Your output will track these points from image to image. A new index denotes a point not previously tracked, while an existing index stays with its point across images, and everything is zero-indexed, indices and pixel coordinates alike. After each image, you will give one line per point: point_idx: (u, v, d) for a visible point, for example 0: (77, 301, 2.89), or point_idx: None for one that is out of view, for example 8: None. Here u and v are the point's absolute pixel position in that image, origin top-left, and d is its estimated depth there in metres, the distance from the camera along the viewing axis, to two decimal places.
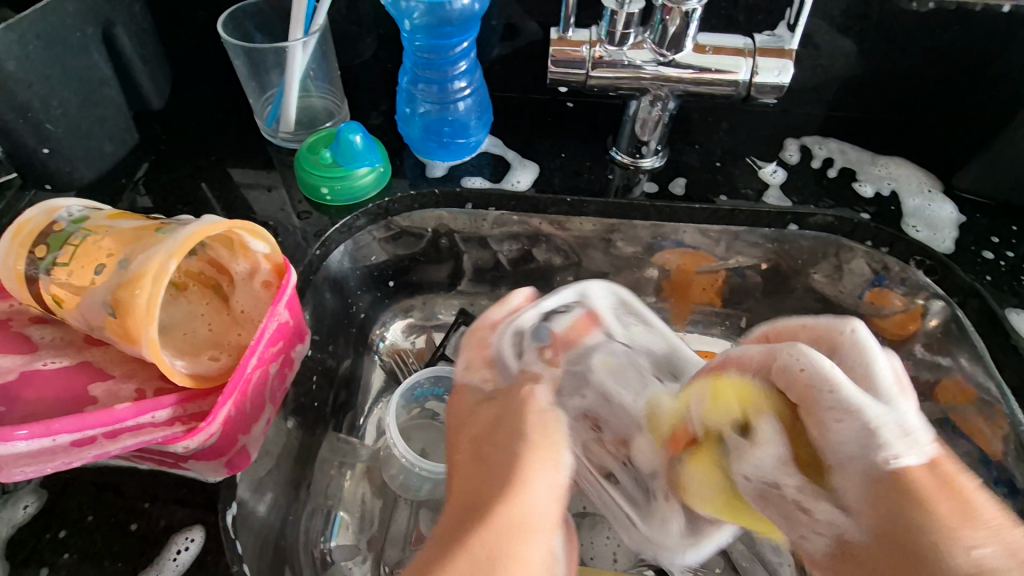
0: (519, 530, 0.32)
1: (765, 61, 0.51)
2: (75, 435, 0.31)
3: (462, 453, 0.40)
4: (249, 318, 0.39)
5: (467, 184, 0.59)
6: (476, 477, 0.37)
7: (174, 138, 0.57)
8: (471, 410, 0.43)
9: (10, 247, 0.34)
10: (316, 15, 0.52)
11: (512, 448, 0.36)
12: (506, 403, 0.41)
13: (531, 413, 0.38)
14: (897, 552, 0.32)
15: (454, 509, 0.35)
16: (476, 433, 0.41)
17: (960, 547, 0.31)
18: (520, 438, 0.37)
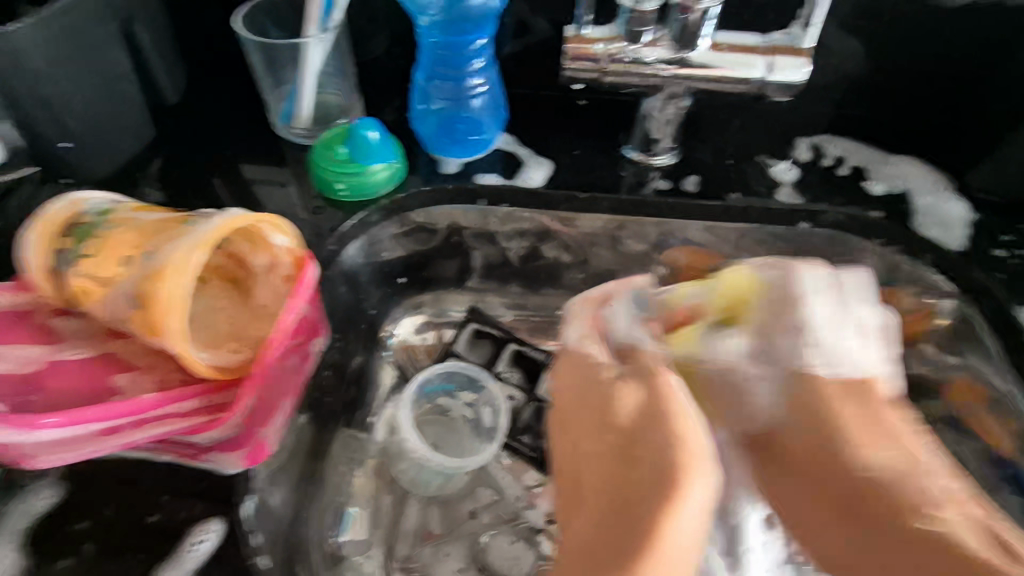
0: (679, 561, 0.30)
1: (781, 59, 0.51)
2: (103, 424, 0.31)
3: (589, 453, 0.38)
4: (268, 312, 0.39)
5: (480, 180, 0.59)
6: (614, 496, 0.35)
7: (188, 133, 0.58)
8: (589, 395, 0.40)
9: (35, 238, 0.34)
10: (333, 11, 0.52)
11: (657, 465, 0.34)
12: (645, 400, 0.38)
13: (677, 416, 0.36)
14: (810, 429, 0.39)
15: (595, 529, 0.34)
16: (591, 429, 0.39)
17: (862, 458, 0.37)
18: (669, 454, 0.34)
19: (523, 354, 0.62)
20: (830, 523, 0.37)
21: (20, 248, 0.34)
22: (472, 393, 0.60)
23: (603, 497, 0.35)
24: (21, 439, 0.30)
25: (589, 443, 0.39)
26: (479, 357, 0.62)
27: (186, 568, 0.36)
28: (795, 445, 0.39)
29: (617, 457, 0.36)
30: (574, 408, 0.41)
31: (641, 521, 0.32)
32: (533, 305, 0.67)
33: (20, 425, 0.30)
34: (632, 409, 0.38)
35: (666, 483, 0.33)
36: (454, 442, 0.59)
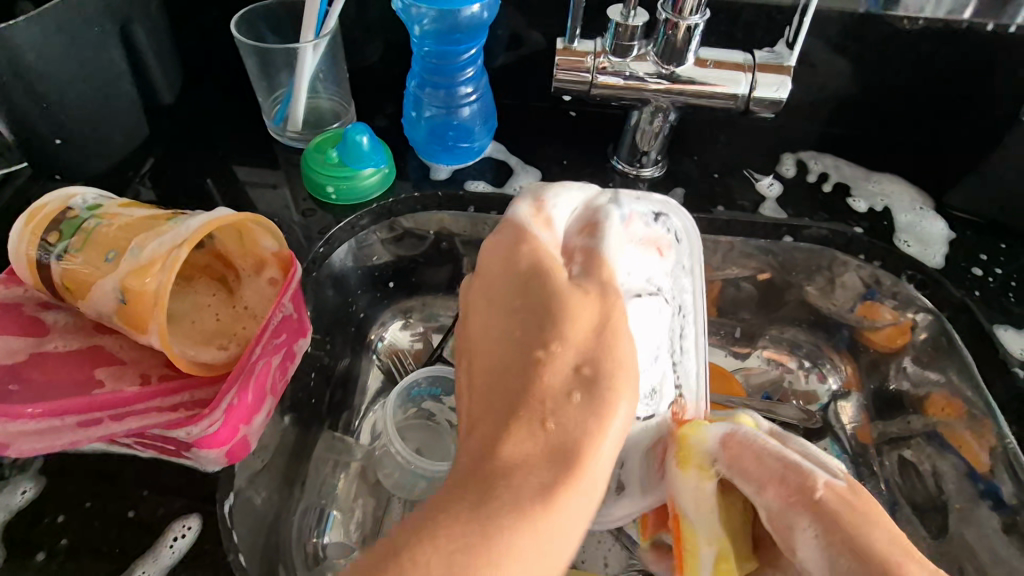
0: (570, 509, 0.29)
1: (765, 76, 0.52)
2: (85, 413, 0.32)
3: (506, 341, 0.34)
4: (254, 313, 0.39)
5: (469, 187, 0.60)
6: (524, 410, 0.31)
7: (183, 134, 0.58)
8: (544, 279, 0.36)
9: (25, 231, 0.35)
10: (326, 19, 0.54)
11: (576, 391, 0.32)
12: (595, 297, 0.36)
13: (621, 353, 0.34)
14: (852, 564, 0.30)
15: (516, 438, 0.30)
16: (516, 361, 0.33)
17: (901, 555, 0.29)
18: (605, 375, 0.33)
19: None
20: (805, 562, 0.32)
21: (10, 239, 0.35)
22: None
23: (520, 394, 0.32)
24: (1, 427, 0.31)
25: (507, 349, 0.34)
26: None
27: (163, 563, 0.36)
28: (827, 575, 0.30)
29: (517, 359, 0.33)
30: (503, 286, 0.36)
31: (523, 445, 0.30)
32: None
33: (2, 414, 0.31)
34: (590, 293, 0.36)
35: (585, 432, 0.31)
36: (439, 446, 0.59)
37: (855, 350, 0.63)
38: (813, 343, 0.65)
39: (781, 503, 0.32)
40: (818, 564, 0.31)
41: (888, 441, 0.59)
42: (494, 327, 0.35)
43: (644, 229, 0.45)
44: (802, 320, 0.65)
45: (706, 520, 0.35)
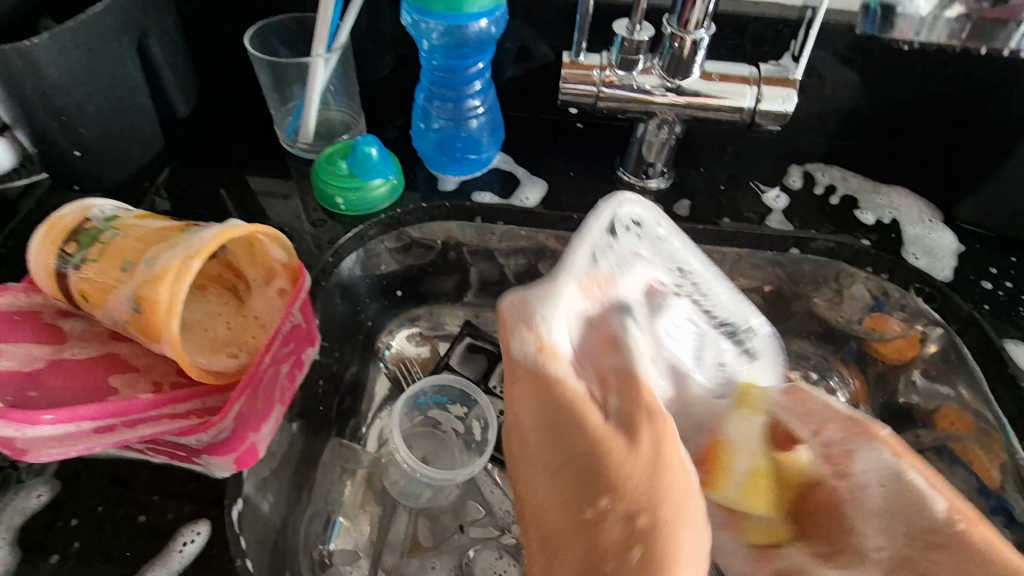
0: None
1: (771, 89, 0.52)
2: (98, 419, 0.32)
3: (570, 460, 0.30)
4: (263, 322, 0.40)
5: (477, 199, 0.61)
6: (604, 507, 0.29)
7: (197, 145, 0.60)
8: (567, 417, 0.31)
9: (44, 241, 0.36)
10: (338, 33, 0.55)
11: (641, 537, 0.27)
12: (624, 429, 0.31)
13: (676, 466, 0.31)
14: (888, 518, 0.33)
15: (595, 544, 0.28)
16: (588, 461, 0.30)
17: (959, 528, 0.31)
18: (660, 509, 0.28)
19: None
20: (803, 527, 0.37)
21: (30, 249, 0.36)
22: (464, 407, 0.60)
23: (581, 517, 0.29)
24: (20, 433, 0.31)
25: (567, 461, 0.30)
26: (472, 370, 0.64)
27: (173, 568, 0.36)
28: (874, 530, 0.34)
29: (583, 473, 0.30)
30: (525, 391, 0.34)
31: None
32: None
33: (20, 420, 0.30)
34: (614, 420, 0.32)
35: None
36: (444, 455, 0.60)
37: (864, 362, 0.62)
38: (820, 355, 0.64)
39: (844, 438, 0.36)
40: (874, 508, 0.34)
41: None
42: (550, 465, 0.31)
43: (617, 249, 0.44)
44: (810, 331, 0.65)
45: (751, 450, 0.40)
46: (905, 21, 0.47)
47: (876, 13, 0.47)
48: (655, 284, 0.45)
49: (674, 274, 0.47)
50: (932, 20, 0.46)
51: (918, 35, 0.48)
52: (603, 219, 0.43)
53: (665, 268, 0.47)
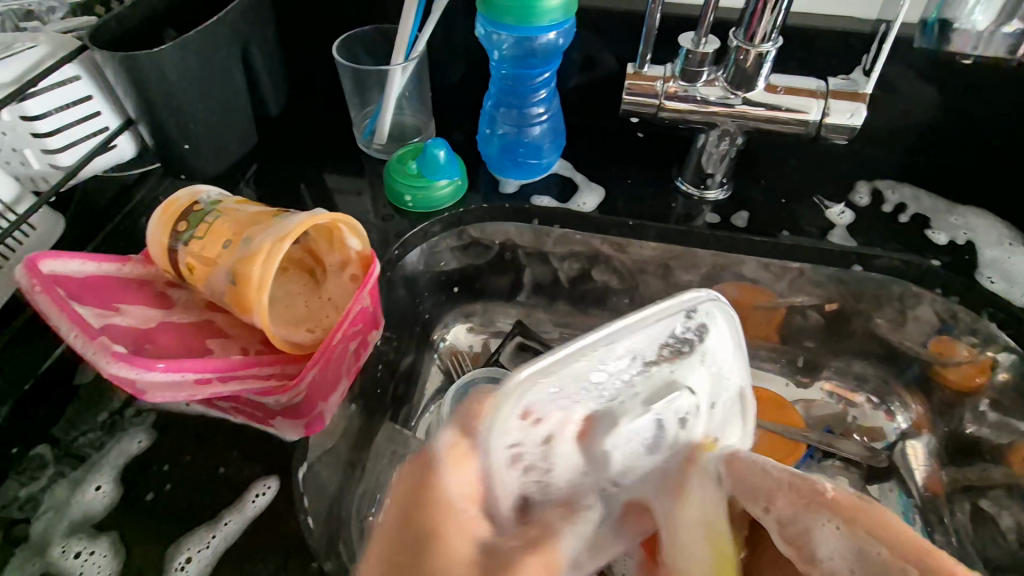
0: None
1: (838, 103, 0.52)
2: (200, 374, 0.36)
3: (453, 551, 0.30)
4: (336, 303, 0.44)
5: (535, 201, 0.63)
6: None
7: (284, 143, 0.66)
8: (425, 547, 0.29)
9: (160, 219, 0.41)
10: (417, 43, 0.59)
11: None
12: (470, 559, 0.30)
13: None
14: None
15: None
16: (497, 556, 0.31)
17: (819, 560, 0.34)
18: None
19: None
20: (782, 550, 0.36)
21: (149, 225, 0.41)
22: None
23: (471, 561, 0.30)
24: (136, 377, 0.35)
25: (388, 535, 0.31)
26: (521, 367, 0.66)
27: (246, 515, 0.41)
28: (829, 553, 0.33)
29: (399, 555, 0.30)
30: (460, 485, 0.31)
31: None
32: (577, 324, 0.71)
33: (138, 364, 0.35)
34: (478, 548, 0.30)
35: None
36: None
37: (928, 388, 0.61)
38: (882, 376, 0.64)
39: (791, 511, 0.35)
40: None
41: (962, 489, 0.57)
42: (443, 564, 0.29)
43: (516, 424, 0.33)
44: (870, 352, 0.64)
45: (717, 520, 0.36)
46: (959, 37, 0.55)
47: (935, 30, 0.55)
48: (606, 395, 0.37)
49: (636, 360, 0.37)
50: (987, 36, 0.54)
51: (973, 49, 0.55)
52: (536, 400, 0.34)
53: (624, 355, 0.36)
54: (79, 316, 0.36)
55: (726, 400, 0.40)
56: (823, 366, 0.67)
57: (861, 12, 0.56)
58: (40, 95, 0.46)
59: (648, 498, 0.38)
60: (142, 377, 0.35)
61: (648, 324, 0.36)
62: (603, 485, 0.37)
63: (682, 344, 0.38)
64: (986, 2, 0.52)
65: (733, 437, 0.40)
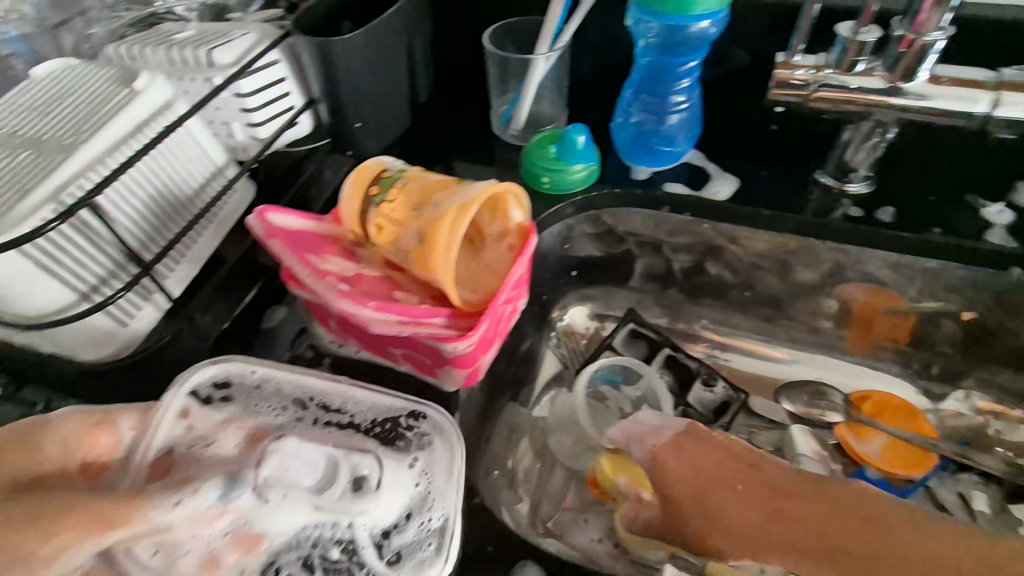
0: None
1: (1013, 95, 0.50)
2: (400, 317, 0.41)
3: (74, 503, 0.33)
4: (496, 268, 0.48)
5: (668, 188, 0.64)
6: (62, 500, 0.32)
7: (427, 127, 0.71)
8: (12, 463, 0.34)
9: (355, 183, 0.46)
10: (563, 34, 0.62)
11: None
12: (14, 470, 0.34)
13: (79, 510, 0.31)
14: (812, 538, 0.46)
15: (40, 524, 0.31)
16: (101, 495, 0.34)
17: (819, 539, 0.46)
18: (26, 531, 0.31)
19: (676, 358, 0.68)
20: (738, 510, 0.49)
21: (343, 189, 0.46)
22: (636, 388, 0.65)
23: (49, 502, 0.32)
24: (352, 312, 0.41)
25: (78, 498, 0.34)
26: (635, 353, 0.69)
27: None
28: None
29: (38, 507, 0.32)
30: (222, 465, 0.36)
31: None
32: (688, 314, 0.74)
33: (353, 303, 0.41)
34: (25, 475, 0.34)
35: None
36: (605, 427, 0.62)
37: None
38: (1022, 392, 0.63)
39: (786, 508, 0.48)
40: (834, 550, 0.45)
41: None
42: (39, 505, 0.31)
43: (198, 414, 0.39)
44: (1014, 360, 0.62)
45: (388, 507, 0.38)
46: None
47: None
48: (305, 415, 0.42)
49: (305, 405, 0.43)
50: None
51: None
52: (171, 400, 0.39)
53: (280, 402, 0.42)
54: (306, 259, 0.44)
55: (405, 487, 0.39)
56: (954, 372, 0.66)
57: None
58: (252, 74, 0.53)
59: (268, 531, 0.35)
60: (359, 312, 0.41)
61: (354, 389, 0.44)
62: (188, 459, 0.37)
63: (345, 416, 0.43)
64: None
65: (384, 531, 0.37)
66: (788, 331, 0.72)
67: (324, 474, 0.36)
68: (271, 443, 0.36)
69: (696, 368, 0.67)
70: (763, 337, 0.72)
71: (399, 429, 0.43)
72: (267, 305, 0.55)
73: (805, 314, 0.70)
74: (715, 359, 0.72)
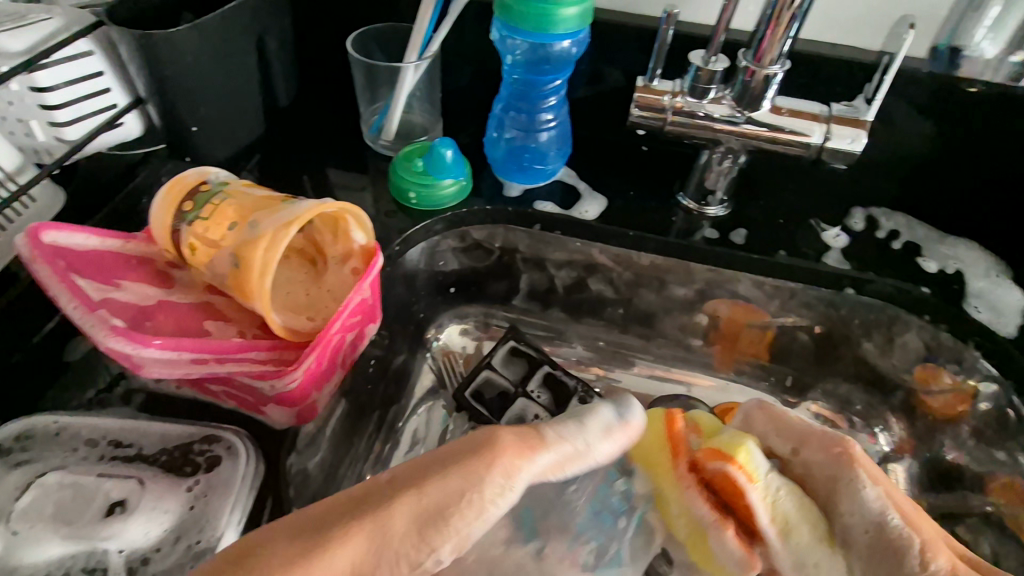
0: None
1: (840, 128, 0.53)
2: (198, 354, 0.37)
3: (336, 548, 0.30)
4: (334, 295, 0.44)
5: (538, 206, 0.63)
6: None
7: (289, 134, 0.65)
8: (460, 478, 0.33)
9: (166, 197, 0.41)
10: (431, 43, 0.59)
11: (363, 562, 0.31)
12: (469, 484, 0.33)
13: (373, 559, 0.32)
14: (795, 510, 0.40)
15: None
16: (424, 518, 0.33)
17: (847, 518, 0.39)
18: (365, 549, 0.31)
19: (554, 376, 0.65)
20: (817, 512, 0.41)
21: (154, 203, 0.41)
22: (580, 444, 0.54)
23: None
24: (135, 352, 0.35)
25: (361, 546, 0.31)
26: (512, 372, 0.66)
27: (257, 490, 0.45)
28: (858, 567, 0.38)
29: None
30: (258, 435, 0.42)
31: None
32: (570, 332, 0.72)
33: (135, 340, 0.35)
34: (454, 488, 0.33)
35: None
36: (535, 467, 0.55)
37: (912, 414, 0.62)
38: (868, 402, 0.65)
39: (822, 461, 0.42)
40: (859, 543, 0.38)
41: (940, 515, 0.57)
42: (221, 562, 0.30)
43: None
44: (857, 376, 0.65)
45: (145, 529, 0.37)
46: (968, 63, 0.56)
47: (945, 55, 0.56)
48: (95, 450, 0.41)
49: (96, 444, 0.41)
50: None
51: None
52: None
53: (78, 444, 0.41)
54: (78, 289, 0.37)
55: (170, 512, 0.39)
56: (810, 387, 0.68)
57: (865, 43, 0.59)
58: (51, 67, 0.47)
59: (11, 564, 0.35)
60: (136, 353, 0.35)
61: (148, 422, 0.43)
62: None
63: (135, 449, 0.42)
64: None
65: (143, 556, 0.37)
66: (661, 348, 0.71)
67: (89, 502, 0.38)
68: (33, 478, 0.38)
69: (573, 386, 0.64)
70: (643, 354, 0.72)
71: (192, 457, 0.42)
72: (72, 332, 0.47)
73: (675, 331, 0.70)
74: (606, 381, 0.70)
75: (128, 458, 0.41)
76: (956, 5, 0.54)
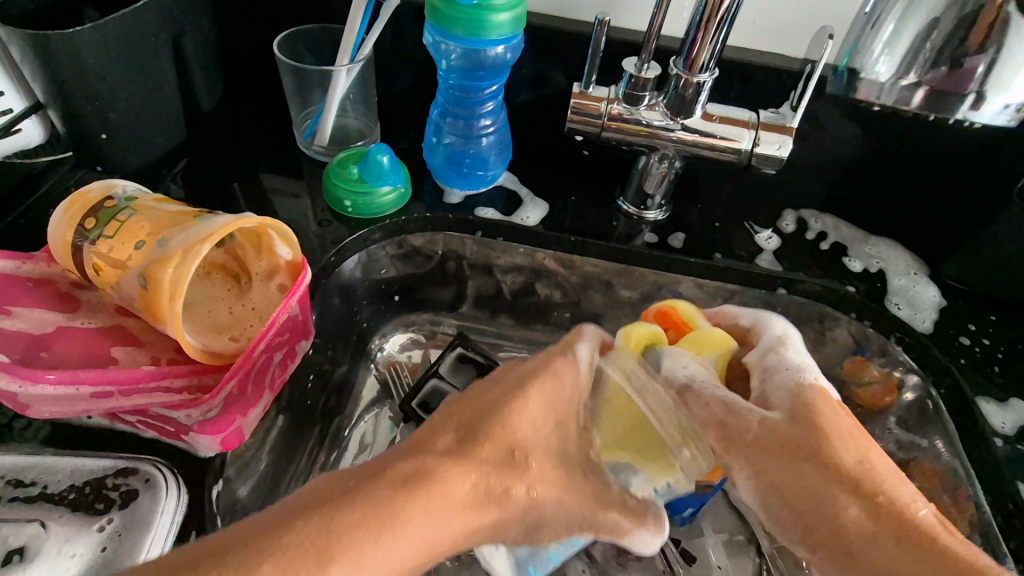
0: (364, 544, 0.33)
1: (767, 134, 0.55)
2: (100, 387, 0.35)
3: (434, 503, 0.35)
4: (260, 313, 0.42)
5: (480, 213, 0.63)
6: (498, 529, 0.40)
7: (215, 140, 0.62)
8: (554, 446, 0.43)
9: (65, 215, 0.38)
10: (363, 46, 0.57)
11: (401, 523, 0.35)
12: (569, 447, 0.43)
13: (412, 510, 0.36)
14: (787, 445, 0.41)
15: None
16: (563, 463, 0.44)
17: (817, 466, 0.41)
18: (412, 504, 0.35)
19: None
20: (819, 481, 0.40)
21: (51, 222, 0.38)
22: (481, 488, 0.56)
23: (482, 528, 0.39)
24: (25, 390, 0.34)
25: (508, 509, 0.39)
26: (460, 380, 0.64)
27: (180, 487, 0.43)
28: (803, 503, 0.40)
29: (188, 560, 0.30)
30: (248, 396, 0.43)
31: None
32: (518, 337, 0.70)
33: (25, 377, 0.34)
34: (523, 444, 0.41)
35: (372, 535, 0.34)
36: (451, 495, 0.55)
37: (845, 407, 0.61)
38: None
39: (798, 413, 0.43)
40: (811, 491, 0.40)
41: None
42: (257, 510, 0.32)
43: None
44: None
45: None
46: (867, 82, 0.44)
47: (842, 76, 0.46)
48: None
49: None
50: (893, 86, 0.43)
51: (878, 100, 0.44)
52: None
53: None
54: None
55: (77, 557, 0.36)
56: None
57: (791, 51, 0.60)
58: None
59: None
60: (31, 390, 0.34)
61: (53, 457, 0.39)
62: None
63: (39, 487, 0.39)
64: (890, 50, 0.42)
65: None
66: None
67: None
68: None
69: None
70: None
71: (106, 493, 0.39)
72: None
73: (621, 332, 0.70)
74: None
75: (30, 498, 0.38)
76: (855, 23, 0.45)
